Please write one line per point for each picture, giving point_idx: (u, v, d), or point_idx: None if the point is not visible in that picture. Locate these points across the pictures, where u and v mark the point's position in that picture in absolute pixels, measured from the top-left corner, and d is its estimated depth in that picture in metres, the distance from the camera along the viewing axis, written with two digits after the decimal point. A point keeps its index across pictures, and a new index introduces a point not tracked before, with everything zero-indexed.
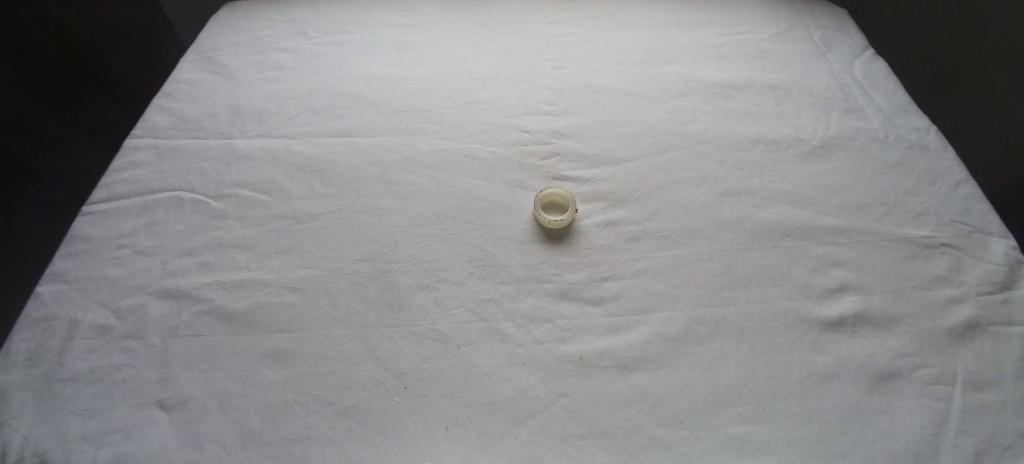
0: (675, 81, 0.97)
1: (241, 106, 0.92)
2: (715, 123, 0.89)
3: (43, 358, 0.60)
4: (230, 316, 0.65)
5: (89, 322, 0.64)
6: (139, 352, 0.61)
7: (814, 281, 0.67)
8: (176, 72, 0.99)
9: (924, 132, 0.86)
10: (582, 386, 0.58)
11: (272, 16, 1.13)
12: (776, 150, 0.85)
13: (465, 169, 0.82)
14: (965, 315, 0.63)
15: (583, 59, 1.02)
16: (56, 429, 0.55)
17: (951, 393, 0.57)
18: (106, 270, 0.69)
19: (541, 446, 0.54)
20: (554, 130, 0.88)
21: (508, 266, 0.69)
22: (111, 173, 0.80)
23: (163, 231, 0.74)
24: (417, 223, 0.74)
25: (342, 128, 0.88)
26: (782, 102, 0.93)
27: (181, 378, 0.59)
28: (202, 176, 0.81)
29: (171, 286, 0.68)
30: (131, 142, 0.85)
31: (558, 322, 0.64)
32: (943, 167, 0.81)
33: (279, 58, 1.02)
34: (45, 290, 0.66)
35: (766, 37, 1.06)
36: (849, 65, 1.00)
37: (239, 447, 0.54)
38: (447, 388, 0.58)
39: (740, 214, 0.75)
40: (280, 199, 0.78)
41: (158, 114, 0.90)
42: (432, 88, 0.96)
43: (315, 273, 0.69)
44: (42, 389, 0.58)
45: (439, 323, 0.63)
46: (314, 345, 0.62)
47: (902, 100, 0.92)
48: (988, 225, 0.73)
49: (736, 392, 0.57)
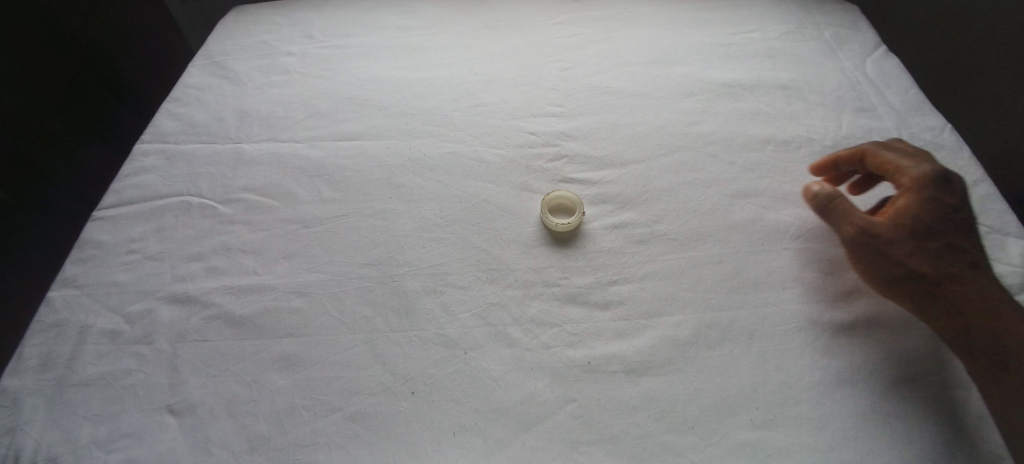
0: (683, 80, 0.96)
1: (248, 111, 0.92)
2: (724, 124, 0.88)
3: (54, 362, 0.61)
4: (238, 322, 0.65)
5: (100, 327, 0.64)
6: (148, 356, 0.62)
7: (826, 285, 0.66)
8: (184, 76, 0.99)
9: (939, 130, 0.85)
10: (590, 391, 0.58)
11: (277, 19, 1.13)
12: (786, 150, 0.84)
13: (471, 172, 0.82)
14: None
15: (589, 59, 1.01)
16: (67, 434, 0.56)
17: (966, 398, 0.56)
18: (115, 276, 0.69)
19: (549, 452, 0.54)
20: (561, 132, 0.88)
21: (515, 270, 0.69)
22: (121, 178, 0.81)
23: (172, 237, 0.74)
24: (423, 227, 0.74)
25: (348, 132, 0.88)
26: (791, 102, 0.91)
27: (189, 384, 0.59)
28: (210, 181, 0.81)
29: (179, 290, 0.68)
30: (140, 147, 0.86)
31: (565, 326, 0.63)
32: (958, 166, 0.79)
33: (285, 62, 1.02)
34: (57, 294, 0.67)
35: (776, 35, 1.05)
36: (861, 63, 0.98)
37: (248, 453, 0.55)
38: (454, 393, 0.58)
39: (750, 216, 0.74)
40: (288, 203, 0.78)
41: (166, 119, 0.91)
42: (437, 91, 0.95)
43: (322, 277, 0.69)
44: (53, 393, 0.59)
45: (446, 327, 0.63)
46: (321, 351, 0.62)
47: (915, 98, 0.90)
48: (1005, 226, 0.71)
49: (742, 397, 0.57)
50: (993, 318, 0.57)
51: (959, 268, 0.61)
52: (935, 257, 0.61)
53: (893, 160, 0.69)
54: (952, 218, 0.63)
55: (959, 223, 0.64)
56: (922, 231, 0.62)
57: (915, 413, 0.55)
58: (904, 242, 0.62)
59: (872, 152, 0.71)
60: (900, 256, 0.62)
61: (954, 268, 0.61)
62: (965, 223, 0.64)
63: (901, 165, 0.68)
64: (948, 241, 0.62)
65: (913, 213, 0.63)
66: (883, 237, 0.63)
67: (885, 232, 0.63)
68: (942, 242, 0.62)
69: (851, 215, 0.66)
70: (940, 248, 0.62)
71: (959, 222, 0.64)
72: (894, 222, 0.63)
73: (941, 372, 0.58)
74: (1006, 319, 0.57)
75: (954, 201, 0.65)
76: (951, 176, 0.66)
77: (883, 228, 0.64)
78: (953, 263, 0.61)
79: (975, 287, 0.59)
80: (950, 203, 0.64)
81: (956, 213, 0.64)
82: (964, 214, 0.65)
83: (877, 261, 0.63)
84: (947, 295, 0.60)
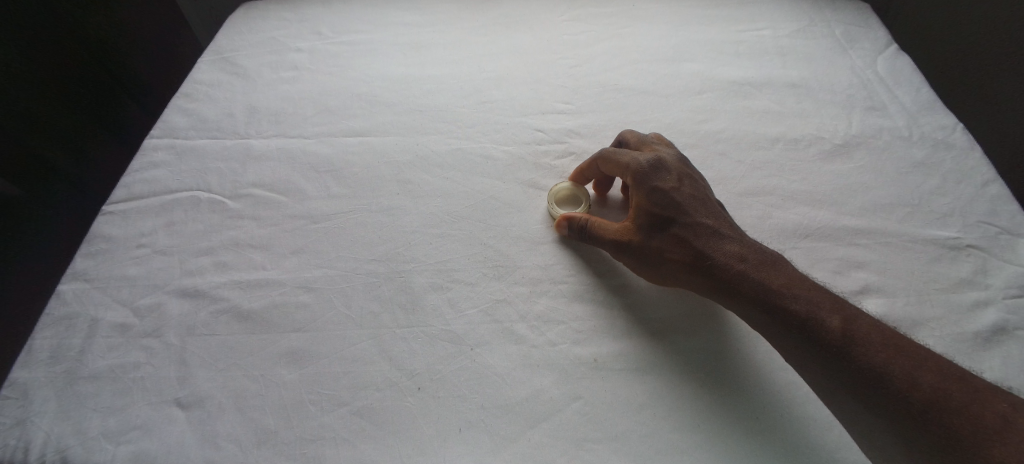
0: (693, 79, 0.96)
1: (257, 107, 0.93)
2: (733, 123, 0.88)
3: (65, 355, 0.61)
4: (246, 316, 0.65)
5: (110, 321, 0.65)
6: (157, 350, 0.62)
7: (836, 285, 0.66)
8: (194, 72, 1.00)
9: (950, 130, 0.84)
10: (595, 388, 0.58)
11: (286, 15, 1.13)
12: (795, 149, 0.83)
13: (479, 169, 0.82)
14: (991, 320, 0.61)
15: (598, 57, 1.01)
16: (77, 425, 0.56)
17: None
18: (125, 270, 0.70)
19: (554, 449, 0.54)
20: (568, 129, 0.88)
21: (521, 267, 0.69)
22: (131, 173, 0.82)
23: (181, 231, 0.75)
24: (432, 223, 0.74)
25: (357, 128, 0.88)
26: (801, 100, 0.91)
27: (198, 377, 0.60)
28: (219, 177, 0.82)
29: (189, 285, 0.68)
30: (150, 142, 0.86)
31: (572, 324, 0.63)
32: (970, 166, 0.79)
33: (294, 58, 1.03)
34: (68, 288, 0.68)
35: (787, 33, 1.04)
36: (872, 62, 0.97)
37: (254, 446, 0.55)
38: (460, 389, 0.58)
39: (759, 215, 0.74)
40: (296, 199, 0.78)
41: (176, 115, 0.91)
42: (446, 88, 0.95)
43: (330, 272, 0.69)
44: (64, 385, 0.59)
45: (452, 323, 0.63)
46: (329, 345, 0.62)
47: (927, 97, 0.89)
48: (1016, 227, 0.70)
49: (709, 388, 0.57)
50: (740, 279, 0.57)
51: (706, 243, 0.61)
52: (680, 241, 0.61)
53: (619, 156, 0.69)
54: (673, 199, 0.63)
55: (682, 199, 0.64)
56: (660, 221, 0.63)
57: (782, 406, 0.56)
58: (651, 238, 0.63)
59: (604, 156, 0.71)
60: (652, 255, 0.62)
61: (698, 244, 0.61)
62: (694, 195, 0.65)
63: (629, 161, 0.68)
64: (682, 223, 0.62)
65: (644, 208, 0.64)
66: (632, 242, 0.64)
67: (638, 235, 0.64)
68: (678, 226, 0.62)
69: (598, 233, 0.66)
70: (683, 231, 0.62)
71: (684, 199, 0.64)
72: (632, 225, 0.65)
73: (769, 360, 0.59)
74: (746, 278, 0.57)
75: (671, 182, 0.65)
76: (665, 158, 0.68)
77: (636, 231, 0.64)
78: (697, 240, 0.61)
79: (720, 254, 0.60)
80: (661, 186, 0.64)
81: (668, 194, 0.64)
82: (690, 187, 0.65)
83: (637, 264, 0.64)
84: (702, 271, 0.60)
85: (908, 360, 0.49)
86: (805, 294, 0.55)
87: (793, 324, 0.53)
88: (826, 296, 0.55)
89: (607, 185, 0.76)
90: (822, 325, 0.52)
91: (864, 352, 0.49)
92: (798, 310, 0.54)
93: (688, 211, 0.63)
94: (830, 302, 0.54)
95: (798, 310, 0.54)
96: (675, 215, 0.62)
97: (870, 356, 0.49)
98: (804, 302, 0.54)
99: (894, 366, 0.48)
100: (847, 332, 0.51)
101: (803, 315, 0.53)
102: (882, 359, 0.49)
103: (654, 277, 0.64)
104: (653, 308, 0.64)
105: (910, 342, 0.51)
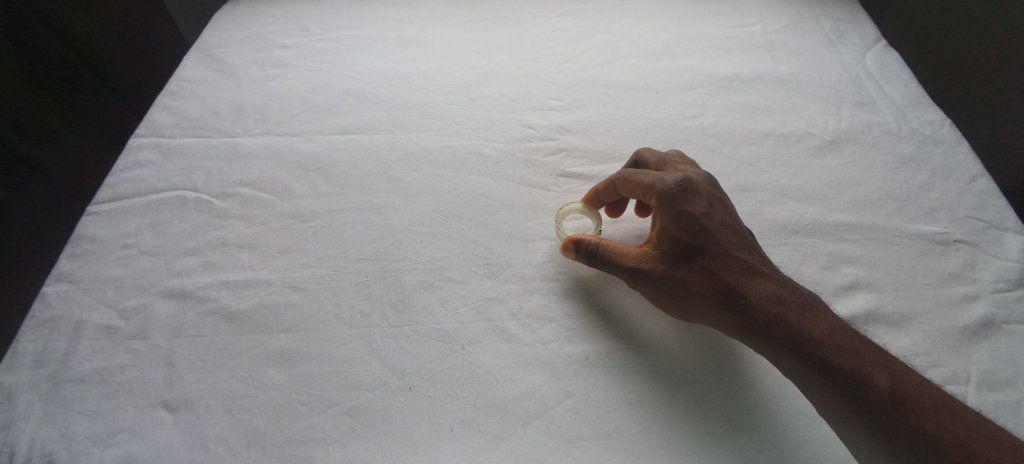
0: (683, 74, 0.95)
1: (244, 105, 0.92)
2: (723, 118, 0.87)
3: (49, 359, 0.60)
4: (234, 317, 0.64)
5: (95, 323, 0.64)
6: (144, 352, 0.61)
7: (826, 280, 0.66)
8: (178, 69, 0.98)
9: (938, 125, 0.84)
10: (587, 385, 0.58)
11: (273, 12, 1.12)
12: (786, 145, 0.83)
13: (469, 167, 0.81)
14: (978, 314, 0.62)
15: (588, 52, 1.01)
16: (62, 429, 0.55)
17: (965, 393, 0.56)
18: (111, 271, 0.69)
19: (545, 448, 0.53)
20: (558, 125, 0.87)
21: (512, 265, 0.68)
22: (115, 172, 0.80)
23: (168, 231, 0.73)
24: (421, 221, 0.74)
25: (345, 126, 0.87)
26: (791, 96, 0.91)
27: (186, 379, 0.59)
28: (205, 176, 0.81)
29: (176, 285, 0.67)
30: (134, 141, 0.85)
31: (563, 321, 0.63)
32: (958, 161, 0.79)
33: (281, 55, 1.01)
34: (51, 290, 0.67)
35: (776, 28, 1.04)
36: (860, 57, 0.98)
37: (244, 448, 0.54)
38: (451, 388, 0.58)
39: (750, 211, 0.74)
40: (284, 198, 0.77)
41: (161, 113, 0.90)
42: (436, 85, 0.94)
43: (320, 272, 0.68)
44: (48, 389, 0.58)
45: (443, 322, 0.63)
46: (318, 346, 0.61)
47: (915, 92, 0.90)
48: (1003, 221, 0.71)
49: (705, 390, 0.57)
50: (778, 323, 0.54)
51: (739, 279, 0.58)
52: (710, 275, 0.59)
53: (640, 175, 0.65)
54: (704, 227, 0.60)
55: (713, 227, 0.61)
56: (688, 251, 0.60)
57: (768, 401, 0.56)
58: (677, 268, 0.60)
59: (624, 179, 0.67)
60: (679, 287, 0.60)
61: (730, 280, 0.58)
62: (724, 224, 0.61)
63: (653, 181, 0.64)
64: (711, 255, 0.60)
65: (670, 235, 0.61)
66: (656, 271, 0.61)
67: (661, 264, 0.61)
68: (709, 258, 0.59)
69: (616, 261, 0.63)
70: (713, 264, 0.59)
71: (715, 227, 0.61)
72: (656, 252, 0.62)
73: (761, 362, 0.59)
74: (784, 322, 0.54)
75: (701, 207, 0.61)
76: (694, 179, 0.64)
77: (660, 260, 0.61)
78: (728, 275, 0.58)
79: (755, 294, 0.57)
80: (690, 211, 0.61)
81: (697, 221, 0.60)
82: (719, 214, 0.62)
83: (659, 292, 0.61)
84: (734, 310, 0.57)
85: (958, 425, 0.47)
86: (850, 345, 0.52)
87: (838, 374, 0.50)
88: (872, 349, 0.52)
89: (618, 206, 0.73)
90: (869, 382, 0.49)
91: (914, 413, 0.48)
92: (842, 363, 0.51)
93: (719, 242, 0.60)
94: (875, 354, 0.52)
95: (841, 361, 0.51)
96: (705, 245, 0.60)
97: (921, 421, 0.47)
98: (848, 354, 0.51)
99: (949, 434, 0.47)
100: (897, 392, 0.49)
101: (848, 369, 0.50)
102: (934, 426, 0.47)
103: (679, 312, 0.61)
104: (658, 320, 0.63)
105: (955, 403, 0.49)
